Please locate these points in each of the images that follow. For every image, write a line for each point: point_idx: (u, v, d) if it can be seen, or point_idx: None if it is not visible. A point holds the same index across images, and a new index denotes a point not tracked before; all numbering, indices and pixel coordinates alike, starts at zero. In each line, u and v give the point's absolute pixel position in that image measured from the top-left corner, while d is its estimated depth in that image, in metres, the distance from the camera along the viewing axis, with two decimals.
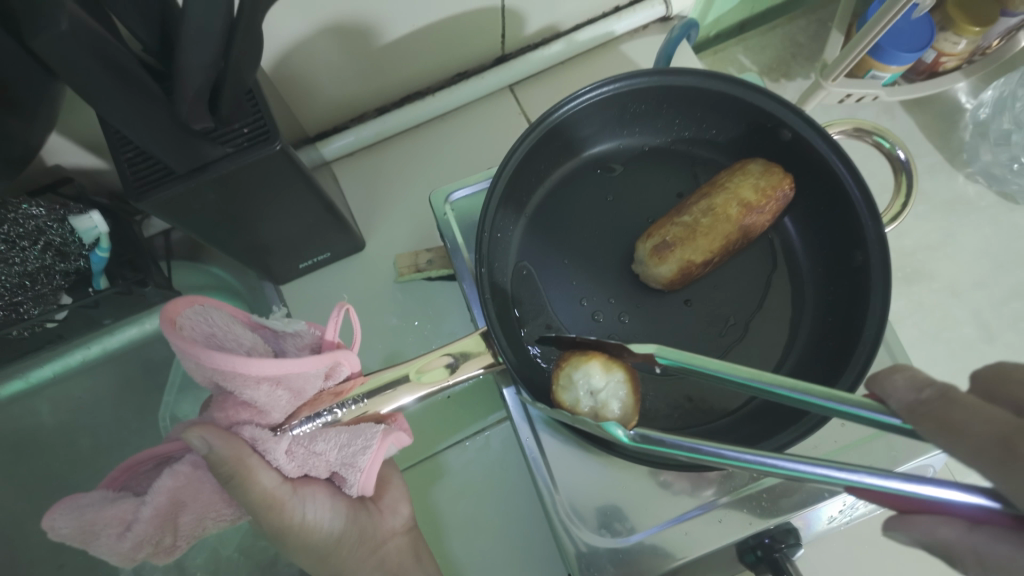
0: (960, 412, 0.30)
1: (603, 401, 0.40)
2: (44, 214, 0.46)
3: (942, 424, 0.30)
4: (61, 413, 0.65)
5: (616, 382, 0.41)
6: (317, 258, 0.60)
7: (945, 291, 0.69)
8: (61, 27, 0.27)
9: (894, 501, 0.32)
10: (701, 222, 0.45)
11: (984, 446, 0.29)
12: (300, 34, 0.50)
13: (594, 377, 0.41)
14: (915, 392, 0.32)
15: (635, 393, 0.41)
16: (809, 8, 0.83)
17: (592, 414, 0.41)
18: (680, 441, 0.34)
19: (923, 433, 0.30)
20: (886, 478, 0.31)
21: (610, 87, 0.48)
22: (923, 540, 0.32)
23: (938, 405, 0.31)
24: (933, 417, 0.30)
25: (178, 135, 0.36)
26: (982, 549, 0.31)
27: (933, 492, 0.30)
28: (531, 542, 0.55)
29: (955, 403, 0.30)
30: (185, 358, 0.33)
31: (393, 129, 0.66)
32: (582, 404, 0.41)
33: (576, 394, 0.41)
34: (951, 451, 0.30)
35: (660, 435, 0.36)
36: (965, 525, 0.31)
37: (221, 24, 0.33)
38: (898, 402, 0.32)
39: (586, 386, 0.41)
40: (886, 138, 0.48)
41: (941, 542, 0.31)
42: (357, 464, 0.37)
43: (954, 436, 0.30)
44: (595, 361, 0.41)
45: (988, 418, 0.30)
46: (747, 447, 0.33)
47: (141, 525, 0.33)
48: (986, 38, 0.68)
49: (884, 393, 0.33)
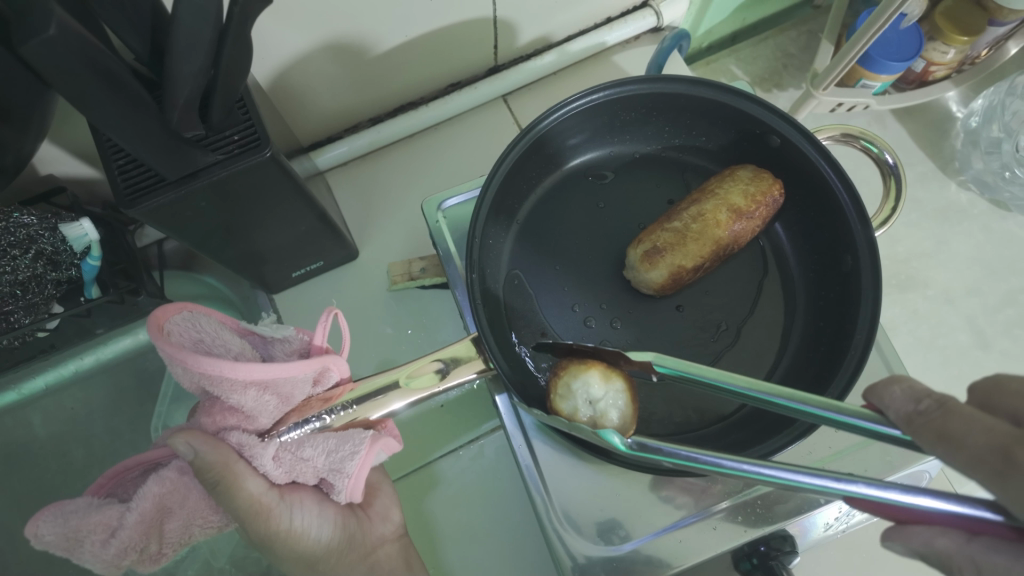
0: (959, 423, 0.30)
1: (602, 410, 0.41)
2: (35, 222, 0.47)
3: (941, 435, 0.30)
4: (53, 424, 0.64)
5: (616, 392, 0.41)
6: (311, 267, 0.60)
7: (938, 298, 0.69)
8: (49, 33, 0.28)
9: (890, 513, 0.32)
10: (691, 228, 0.45)
11: (982, 456, 0.29)
12: (293, 44, 0.50)
13: (594, 386, 0.41)
14: (913, 403, 0.32)
15: (634, 403, 0.42)
16: (799, 20, 0.84)
17: (592, 423, 0.41)
18: (679, 449, 0.35)
19: (922, 444, 0.30)
20: (884, 489, 0.31)
21: (599, 94, 0.48)
22: (920, 550, 0.32)
23: (938, 415, 0.31)
24: (931, 427, 0.30)
25: (169, 142, 0.36)
26: (980, 559, 0.30)
27: (931, 502, 0.29)
28: (525, 552, 0.54)
29: (954, 413, 0.30)
30: (173, 363, 0.33)
31: (386, 139, 0.66)
32: (581, 412, 0.41)
33: (575, 403, 0.41)
34: (949, 462, 0.30)
35: (658, 445, 0.36)
36: (964, 536, 0.31)
37: (210, 30, 0.33)
38: (896, 413, 0.32)
39: (585, 395, 0.41)
40: (874, 142, 0.48)
41: (939, 553, 0.31)
42: (345, 470, 0.36)
43: (952, 447, 0.30)
44: (594, 370, 0.41)
45: (987, 427, 0.29)
46: (745, 457, 0.34)
47: (126, 531, 0.32)
48: (975, 48, 0.69)
49: (882, 403, 0.32)
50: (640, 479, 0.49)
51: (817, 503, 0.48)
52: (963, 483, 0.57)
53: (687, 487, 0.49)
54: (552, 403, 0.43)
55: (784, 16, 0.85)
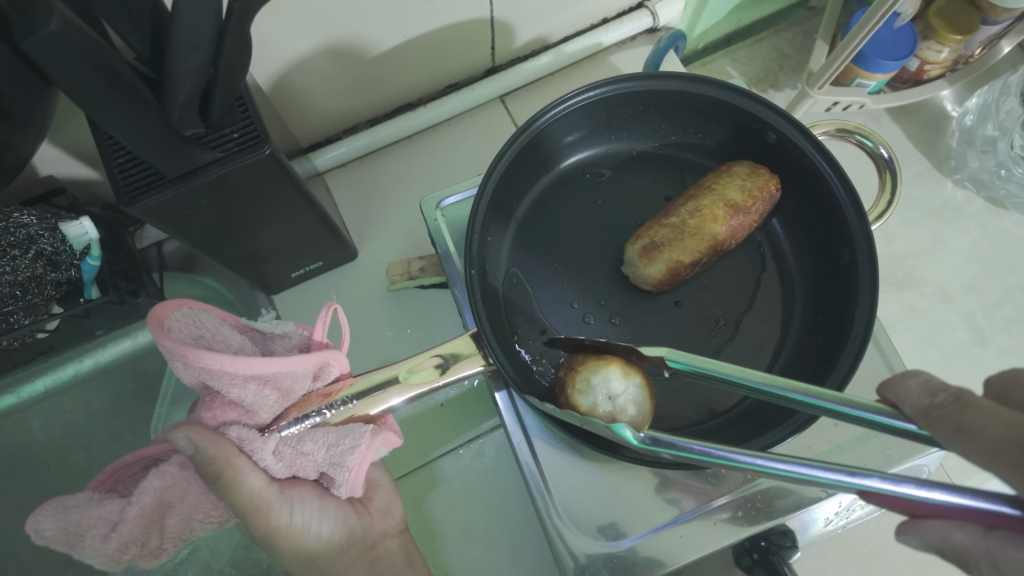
0: (975, 416, 0.30)
1: (621, 405, 0.41)
2: (36, 223, 0.47)
3: (959, 428, 0.30)
4: (53, 427, 0.64)
5: (634, 387, 0.41)
6: (309, 267, 0.60)
7: (936, 296, 0.70)
8: (51, 27, 0.28)
9: (904, 507, 0.32)
10: (690, 223, 0.45)
11: (998, 451, 0.29)
12: (292, 46, 0.51)
13: (613, 382, 0.41)
14: (929, 397, 0.32)
15: (650, 399, 0.42)
16: (793, 22, 0.84)
17: (609, 418, 0.40)
18: (692, 443, 0.35)
19: (940, 438, 0.31)
20: (897, 484, 0.31)
21: (596, 92, 0.48)
22: (935, 544, 0.32)
23: (954, 409, 0.31)
24: (949, 420, 0.31)
25: (169, 139, 0.37)
26: (997, 553, 0.30)
27: (946, 497, 0.30)
28: (526, 550, 0.54)
29: (971, 407, 0.30)
30: (174, 358, 0.33)
31: (384, 140, 0.66)
32: (600, 406, 0.41)
33: (594, 398, 0.41)
34: (966, 455, 0.30)
35: (669, 438, 0.36)
36: (980, 531, 0.30)
37: (210, 27, 0.33)
38: (912, 407, 0.32)
39: (604, 390, 0.41)
40: (868, 137, 0.49)
41: (956, 547, 0.31)
42: (345, 463, 0.36)
43: (968, 440, 0.30)
44: (614, 366, 0.41)
45: (1004, 421, 0.30)
46: (759, 451, 0.33)
47: (127, 525, 0.33)
48: (968, 47, 0.70)
49: (897, 398, 0.33)
50: (641, 475, 0.49)
51: (816, 499, 0.48)
52: (964, 478, 0.57)
53: (688, 482, 0.49)
54: (568, 399, 0.42)
55: (779, 17, 0.85)
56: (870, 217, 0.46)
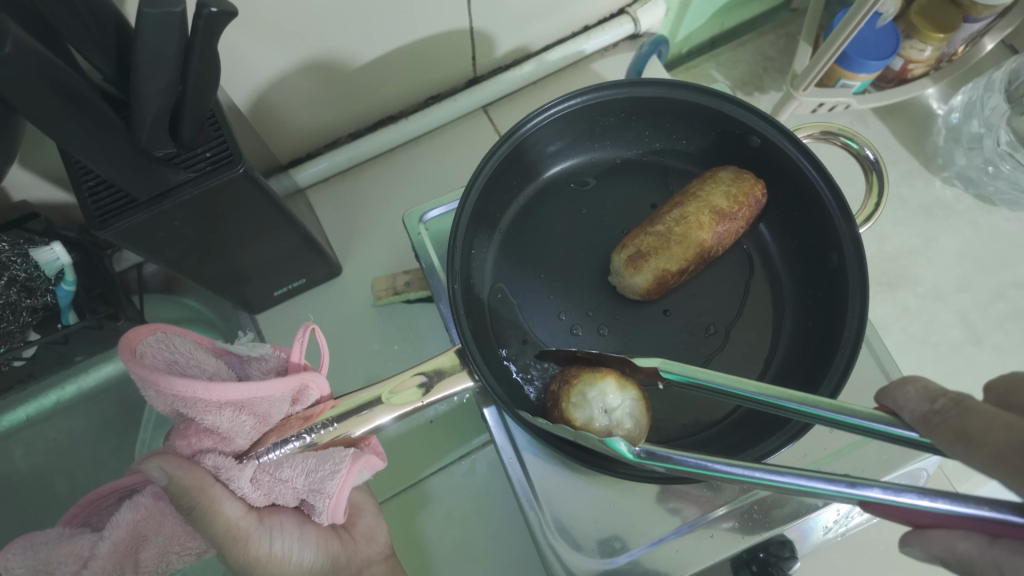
0: (977, 421, 0.29)
1: (618, 418, 0.40)
2: (7, 249, 0.46)
3: (959, 434, 0.29)
4: (36, 456, 0.63)
5: (630, 400, 0.40)
6: (293, 284, 0.59)
7: (929, 295, 0.69)
8: (6, 50, 0.27)
9: (906, 518, 0.31)
10: (674, 231, 0.45)
11: (1002, 456, 0.28)
12: (270, 61, 0.50)
13: (609, 395, 0.40)
14: (928, 403, 0.31)
15: (645, 413, 0.41)
16: (777, 23, 0.84)
17: (606, 432, 0.40)
18: (687, 457, 0.34)
19: (942, 446, 0.30)
20: (899, 494, 0.30)
21: (577, 99, 0.48)
22: (941, 555, 0.31)
23: (954, 414, 0.30)
24: (949, 426, 0.30)
25: (138, 161, 0.36)
26: (1003, 562, 0.29)
27: (949, 507, 0.28)
28: (523, 567, 0.53)
29: (971, 412, 0.30)
30: (145, 385, 0.32)
31: (367, 154, 0.65)
32: (596, 418, 0.40)
33: (589, 412, 0.40)
34: (971, 462, 0.29)
35: (663, 451, 0.35)
36: (985, 539, 0.30)
37: (176, 43, 0.32)
38: (911, 414, 0.32)
39: (599, 402, 0.40)
40: (853, 139, 0.48)
41: (961, 558, 0.30)
42: (326, 490, 0.35)
43: (972, 446, 0.29)
44: (609, 379, 0.40)
45: (1007, 426, 0.29)
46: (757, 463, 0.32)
47: (99, 562, 0.31)
48: (951, 45, 0.70)
49: (896, 406, 0.32)
50: (635, 489, 0.48)
51: (815, 506, 0.47)
52: (962, 481, 0.57)
53: (688, 490, 0.48)
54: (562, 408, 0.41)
55: (762, 20, 0.85)
56: (858, 220, 0.46)
